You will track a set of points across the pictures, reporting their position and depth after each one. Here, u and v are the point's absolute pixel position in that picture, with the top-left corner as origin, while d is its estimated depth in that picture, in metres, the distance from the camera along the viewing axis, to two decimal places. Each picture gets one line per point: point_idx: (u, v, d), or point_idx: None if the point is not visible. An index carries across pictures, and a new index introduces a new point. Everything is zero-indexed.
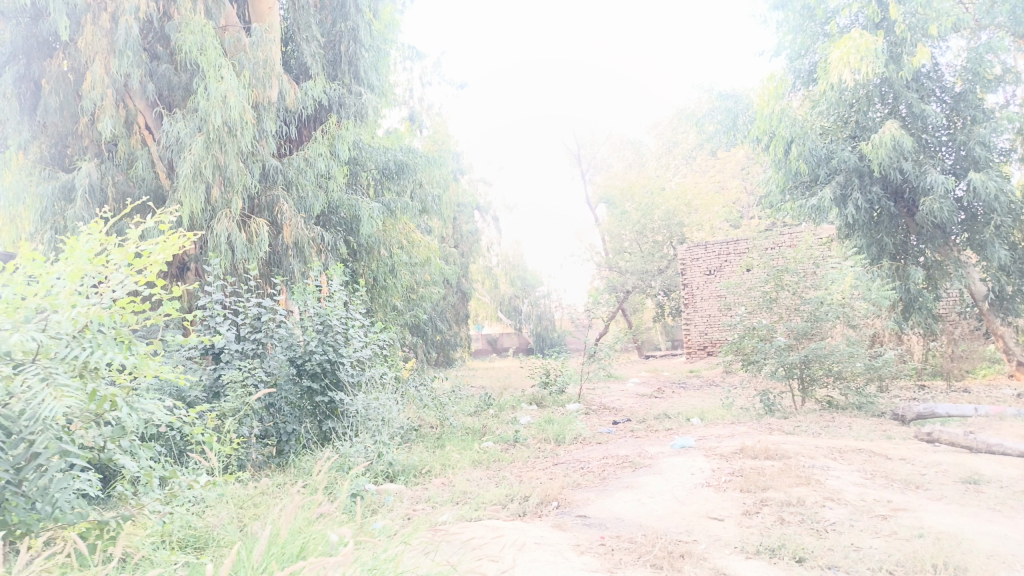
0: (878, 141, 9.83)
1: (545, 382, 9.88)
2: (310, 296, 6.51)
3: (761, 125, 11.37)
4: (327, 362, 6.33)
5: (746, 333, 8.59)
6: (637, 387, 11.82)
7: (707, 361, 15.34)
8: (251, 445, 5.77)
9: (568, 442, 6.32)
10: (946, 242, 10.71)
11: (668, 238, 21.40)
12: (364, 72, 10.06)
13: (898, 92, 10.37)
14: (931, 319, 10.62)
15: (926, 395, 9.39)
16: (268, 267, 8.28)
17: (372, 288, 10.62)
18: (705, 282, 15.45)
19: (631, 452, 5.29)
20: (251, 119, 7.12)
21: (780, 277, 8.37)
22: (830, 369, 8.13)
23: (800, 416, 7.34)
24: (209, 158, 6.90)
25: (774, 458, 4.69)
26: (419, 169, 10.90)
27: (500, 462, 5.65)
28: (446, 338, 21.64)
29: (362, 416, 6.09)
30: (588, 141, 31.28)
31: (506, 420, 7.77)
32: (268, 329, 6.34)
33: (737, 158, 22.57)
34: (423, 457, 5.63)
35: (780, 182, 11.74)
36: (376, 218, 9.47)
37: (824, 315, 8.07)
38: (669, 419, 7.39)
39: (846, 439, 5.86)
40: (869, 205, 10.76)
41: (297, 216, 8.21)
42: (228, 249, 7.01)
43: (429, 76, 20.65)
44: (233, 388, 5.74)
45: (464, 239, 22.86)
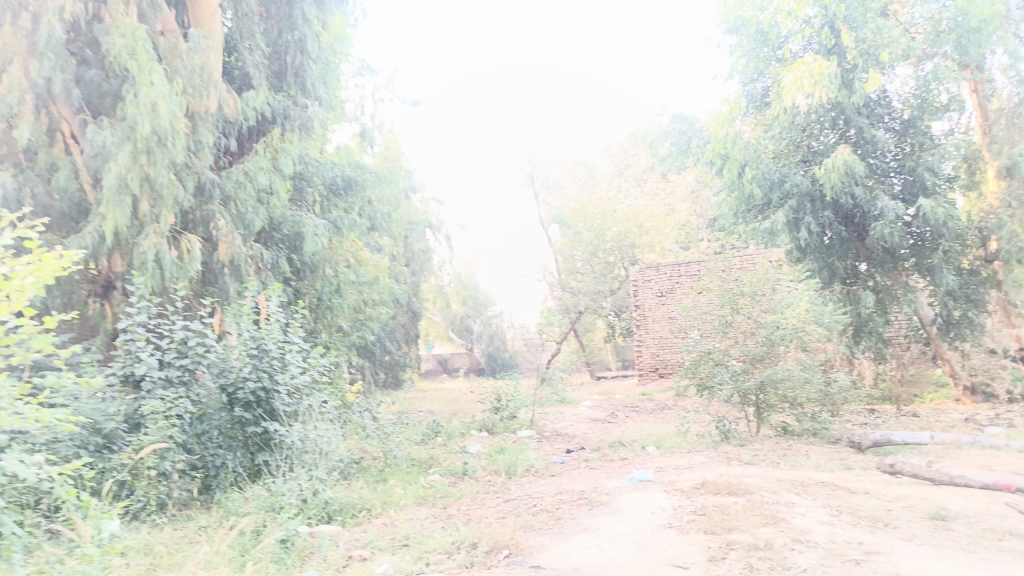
0: (830, 165, 9.89)
1: (495, 408, 9.53)
2: (244, 319, 6.05)
3: (715, 148, 11.47)
4: (262, 391, 5.89)
5: (701, 358, 8.37)
6: (590, 411, 11.57)
7: (659, 383, 15.23)
8: (173, 481, 5.33)
9: (519, 474, 5.99)
10: (896, 266, 10.85)
11: (619, 259, 21.38)
12: (311, 85, 9.71)
13: (849, 118, 10.42)
14: (881, 344, 10.79)
15: (878, 420, 9.35)
16: (202, 287, 7.79)
17: (317, 308, 10.20)
18: (657, 304, 15.32)
19: (587, 487, 4.98)
20: (183, 128, 6.62)
21: (736, 300, 8.19)
22: (785, 395, 8.00)
23: (757, 444, 7.17)
24: (135, 170, 6.41)
25: (737, 494, 4.44)
26: (368, 185, 10.55)
27: (447, 498, 5.29)
28: (395, 358, 21.14)
29: (297, 449, 5.67)
30: (542, 161, 31.31)
31: (454, 450, 7.39)
32: (197, 355, 5.87)
33: (687, 182, 22.79)
34: (363, 494, 5.23)
35: (732, 205, 11.76)
36: (321, 236, 9.07)
37: (779, 340, 7.93)
38: (625, 448, 7.13)
39: (806, 470, 5.66)
40: (821, 229, 10.80)
41: (234, 233, 7.74)
42: (155, 267, 6.52)
43: (381, 93, 20.30)
44: (155, 419, 5.27)
45: (415, 258, 22.43)
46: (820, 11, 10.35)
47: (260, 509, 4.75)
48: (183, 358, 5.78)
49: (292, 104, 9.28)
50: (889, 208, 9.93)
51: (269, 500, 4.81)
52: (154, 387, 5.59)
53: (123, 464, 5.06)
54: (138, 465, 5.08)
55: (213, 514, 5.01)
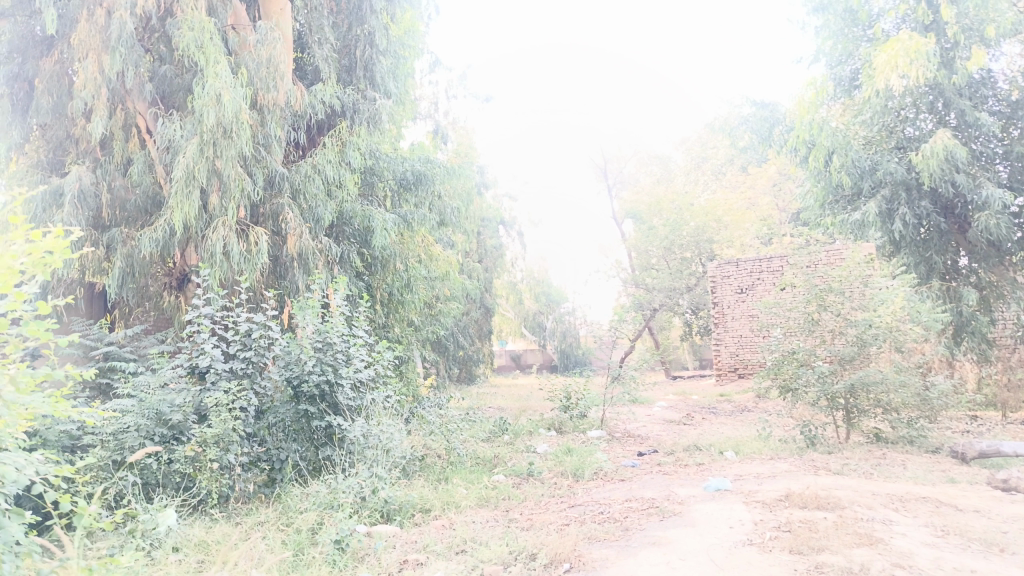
0: (929, 151, 9.14)
1: (565, 406, 9.24)
2: (309, 312, 5.98)
3: (799, 134, 10.72)
4: (326, 384, 5.80)
5: (784, 358, 7.90)
6: (664, 412, 11.14)
7: (738, 384, 14.60)
8: (237, 475, 5.31)
9: (587, 478, 5.68)
10: (1001, 261, 10.03)
11: (697, 255, 20.70)
12: (380, 78, 9.64)
13: (949, 100, 9.63)
14: (986, 345, 9.90)
15: (982, 428, 8.58)
16: (274, 280, 7.82)
17: (388, 302, 10.18)
18: (737, 301, 14.68)
19: (658, 495, 4.64)
20: (248, 119, 6.56)
21: (823, 296, 7.67)
22: (878, 399, 7.37)
23: (847, 451, 6.65)
24: (203, 163, 6.42)
25: (826, 508, 4.02)
26: (437, 179, 10.39)
27: (509, 501, 5.05)
28: (468, 353, 21.11)
29: (360, 444, 5.56)
30: (615, 155, 30.72)
31: (521, 449, 7.15)
32: (260, 347, 5.82)
33: (769, 174, 21.90)
34: (424, 493, 5.04)
35: (819, 196, 11.11)
36: (390, 230, 8.94)
37: (871, 339, 7.34)
38: (701, 453, 6.72)
39: (904, 482, 5.14)
40: (917, 220, 10.05)
41: (303, 226, 7.72)
42: (223, 259, 6.54)
43: (454, 89, 20.25)
44: (217, 412, 5.22)
45: (489, 254, 22.32)
46: None
47: (318, 506, 4.60)
48: (246, 351, 5.73)
49: (361, 97, 9.21)
50: (995, 196, 9.07)
51: (328, 497, 4.66)
52: (219, 379, 5.56)
53: (186, 456, 5.03)
54: (202, 458, 5.05)
55: (274, 507, 4.94)
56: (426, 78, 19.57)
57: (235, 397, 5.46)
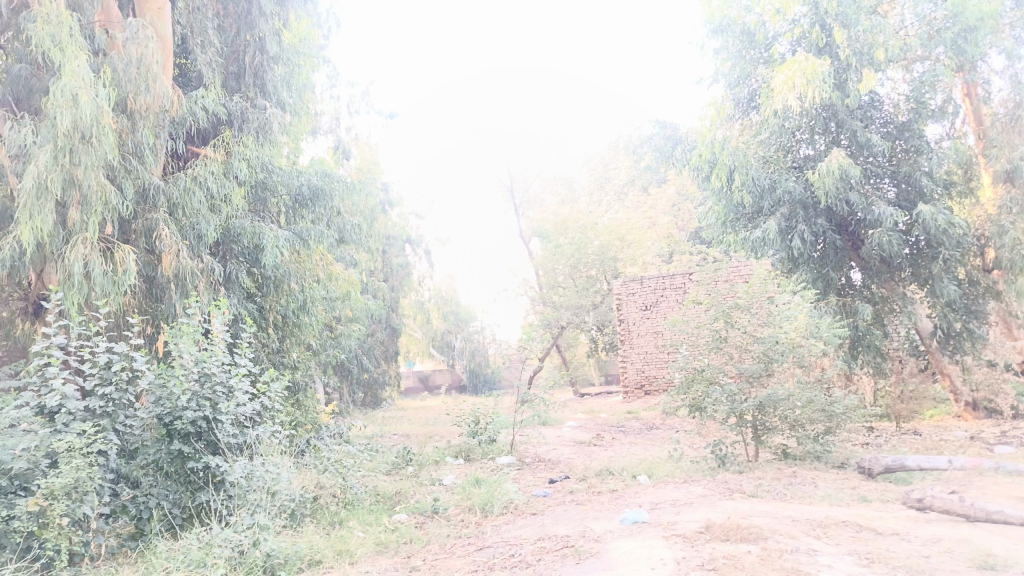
0: (825, 169, 9.39)
1: (473, 432, 8.81)
2: (185, 339, 5.31)
3: (702, 153, 10.97)
4: (202, 422, 5.18)
5: (694, 377, 7.76)
6: (574, 433, 10.91)
7: (645, 401, 14.61)
8: (95, 531, 4.62)
9: (496, 513, 5.28)
10: (892, 276, 10.36)
11: (602, 273, 20.80)
12: (272, 86, 9.01)
13: (842, 121, 9.99)
14: (880, 358, 10.31)
15: (880, 440, 8.77)
16: (147, 303, 7.09)
17: (283, 325, 9.53)
18: (642, 318, 14.69)
19: (572, 532, 4.30)
20: (110, 122, 5.83)
21: (730, 314, 7.59)
22: (784, 415, 7.36)
23: (758, 471, 6.56)
24: (58, 172, 5.66)
25: (749, 541, 3.78)
26: (336, 195, 9.80)
27: (411, 545, 4.60)
28: (374, 376, 20.41)
29: (242, 487, 4.95)
30: (521, 175, 30.79)
31: (425, 483, 6.67)
32: (123, 381, 5.09)
33: (668, 194, 22.41)
34: (314, 541, 4.51)
35: (721, 214, 11.29)
36: (282, 247, 8.27)
37: (777, 356, 7.33)
38: (613, 478, 6.48)
39: (820, 505, 5.00)
40: (814, 237, 10.28)
41: (181, 244, 7.01)
42: (82, 281, 5.79)
43: (356, 105, 19.61)
44: (69, 459, 4.45)
45: (394, 273, 21.68)
46: (808, 9, 9.91)
47: (187, 565, 4.03)
48: (106, 386, 5.00)
49: (250, 106, 8.60)
50: (888, 214, 9.40)
51: (200, 555, 4.10)
52: (72, 419, 4.79)
53: (28, 512, 4.22)
54: (48, 513, 4.26)
55: (138, 566, 4.24)
56: (327, 92, 18.87)
57: (92, 439, 4.71)
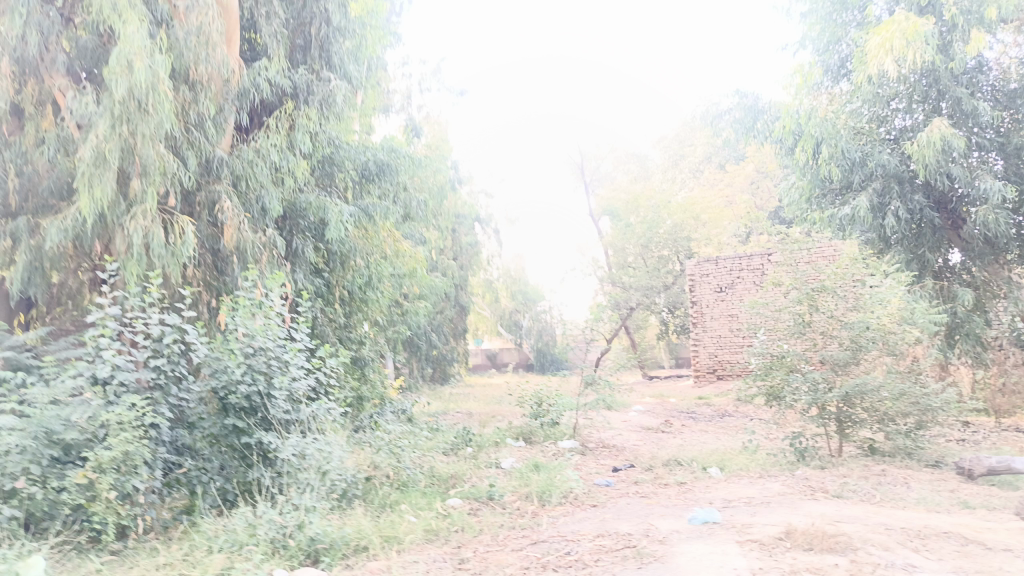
0: (925, 140, 8.57)
1: (535, 414, 8.51)
2: (239, 312, 5.18)
3: (786, 125, 10.29)
4: (256, 396, 5.07)
5: (774, 364, 7.23)
6: (641, 418, 10.51)
7: (717, 387, 14.03)
8: (148, 504, 4.57)
9: (555, 503, 4.96)
10: (996, 259, 9.62)
11: (674, 253, 20.07)
12: (337, 58, 8.84)
13: (945, 88, 9.09)
14: (981, 347, 9.40)
15: (977, 437, 8.02)
16: (212, 276, 7.03)
17: (349, 301, 9.45)
18: (716, 300, 14.06)
19: (636, 530, 3.95)
20: (167, 89, 5.72)
21: (816, 296, 6.99)
22: (874, 409, 6.73)
23: (844, 467, 6.04)
24: (116, 140, 5.61)
25: (837, 552, 3.34)
26: (401, 170, 9.57)
27: (462, 534, 4.34)
28: (441, 353, 20.40)
29: (292, 464, 4.80)
30: (592, 153, 30.11)
31: (483, 466, 6.40)
32: (176, 353, 5.00)
33: (746, 172, 21.42)
34: (361, 525, 4.29)
35: (805, 189, 10.57)
36: (345, 222, 8.07)
37: (867, 345, 6.72)
38: (682, 469, 6.07)
39: (916, 510, 4.49)
40: (910, 215, 9.52)
41: (242, 217, 6.90)
42: (141, 251, 5.75)
43: (427, 81, 19.39)
44: (119, 432, 4.38)
45: (463, 251, 21.49)
46: None
47: (230, 546, 3.91)
48: (158, 358, 4.90)
49: (315, 78, 8.46)
50: (995, 189, 8.55)
51: (244, 536, 4.00)
52: (125, 390, 4.72)
53: (77, 484, 4.20)
54: (97, 485, 4.21)
55: (184, 544, 4.14)
56: (397, 69, 18.74)
57: (143, 412, 4.64)
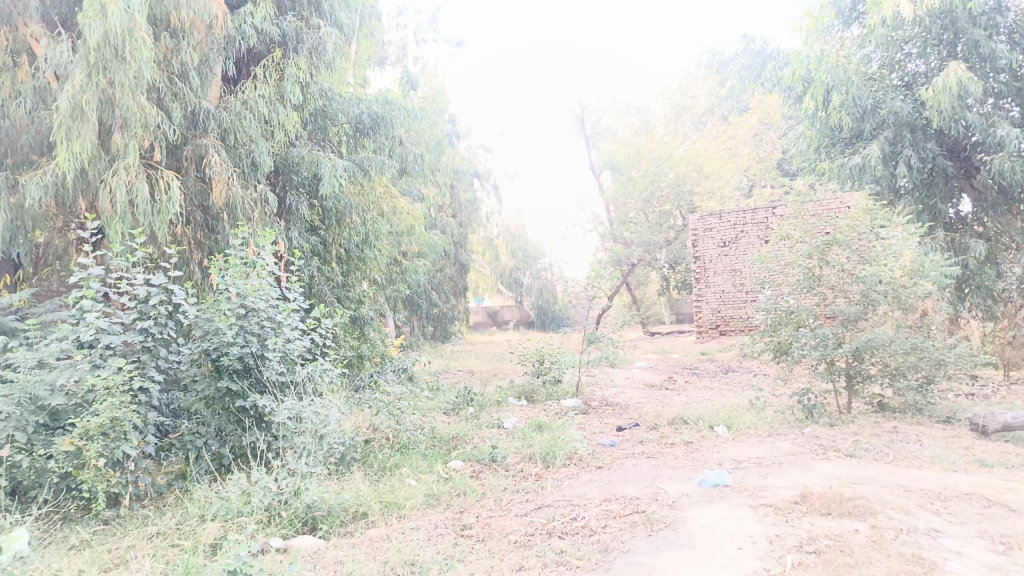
0: (941, 85, 8.26)
1: (537, 372, 8.36)
2: (228, 271, 4.96)
3: (796, 71, 10.11)
4: (249, 358, 4.89)
5: (782, 320, 7.06)
6: (645, 375, 10.39)
7: (720, 342, 13.91)
8: (140, 470, 4.44)
9: (559, 465, 4.83)
10: (1010, 209, 9.30)
11: (676, 208, 19.77)
12: (328, 5, 8.43)
13: (962, 29, 8.77)
14: (992, 301, 9.31)
15: (986, 391, 7.89)
16: (203, 234, 6.80)
17: (347, 259, 9.23)
18: (720, 255, 13.85)
19: (644, 494, 3.81)
20: (144, 35, 5.41)
21: (827, 249, 6.79)
22: (885, 363, 6.58)
23: (853, 424, 5.90)
24: (93, 91, 5.32)
25: (856, 517, 3.19)
26: (397, 123, 9.23)
27: (463, 498, 4.21)
28: (442, 311, 20.25)
29: (288, 428, 4.64)
30: (593, 106, 29.53)
31: (484, 426, 6.28)
32: (164, 315, 4.81)
33: (750, 124, 20.96)
34: (359, 490, 4.15)
35: (813, 139, 10.33)
36: (340, 178, 7.78)
37: (879, 299, 6.52)
38: (688, 428, 5.95)
39: (933, 470, 4.34)
40: (922, 164, 9.29)
41: (231, 172, 6.63)
42: (126, 210, 5.51)
43: (424, 33, 18.83)
44: (106, 397, 4.21)
45: (462, 208, 21.17)
46: None
47: (224, 514, 3.77)
48: (145, 321, 4.71)
49: (304, 26, 8.11)
50: (1013, 136, 8.32)
51: (238, 503, 3.84)
52: (111, 354, 4.54)
53: (64, 452, 4.04)
54: (84, 453, 4.06)
55: (177, 513, 4.00)
56: (392, 20, 18.21)
57: (131, 376, 4.46)
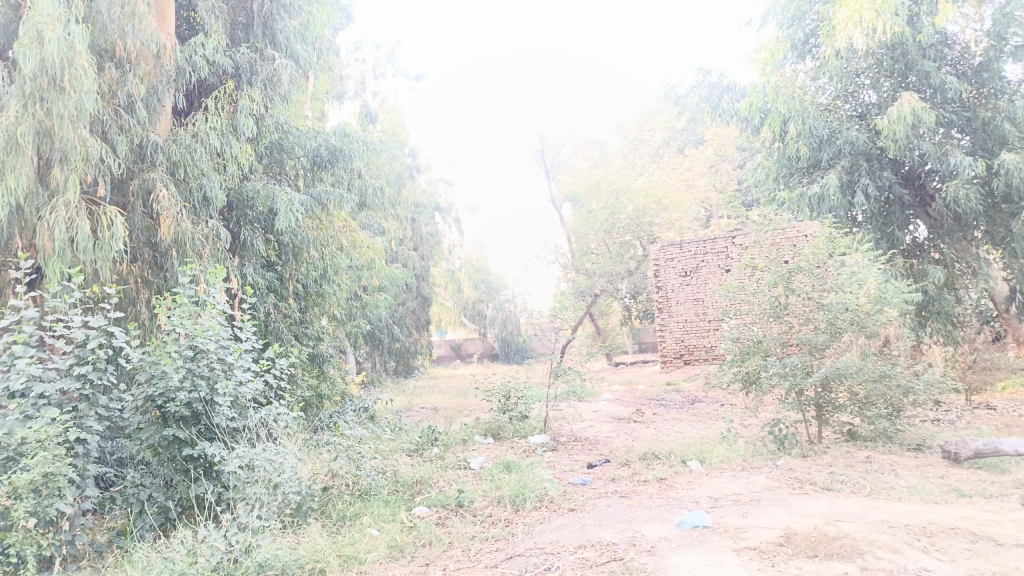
0: (896, 115, 8.40)
1: (503, 408, 8.15)
2: (175, 311, 4.67)
3: (753, 102, 10.26)
4: (198, 403, 4.59)
5: (750, 349, 6.98)
6: (612, 407, 10.22)
7: (685, 372, 13.85)
8: (77, 529, 4.08)
9: (529, 508, 4.61)
10: (965, 236, 9.48)
11: (636, 238, 19.84)
12: (283, 36, 8.26)
13: (912, 62, 9.00)
14: (951, 325, 9.40)
15: (951, 417, 7.90)
16: (151, 273, 6.48)
17: (305, 295, 8.94)
18: (681, 284, 13.84)
19: (620, 540, 3.61)
20: (86, 64, 5.19)
21: (791, 276, 6.74)
22: (853, 391, 6.52)
23: (826, 455, 5.80)
24: (29, 122, 5.03)
25: (843, 559, 3.03)
26: (355, 156, 9.03)
27: (429, 549, 3.96)
28: (405, 345, 19.89)
29: (239, 478, 4.34)
30: (552, 139, 29.76)
31: (450, 467, 6.03)
32: (104, 359, 4.48)
33: (706, 155, 21.25)
34: (317, 545, 3.87)
35: (772, 169, 10.45)
36: (297, 212, 7.51)
37: (845, 326, 6.47)
38: (660, 463, 5.78)
39: (913, 502, 4.23)
40: (879, 192, 9.44)
41: (181, 207, 6.35)
42: (65, 247, 5.19)
43: (382, 68, 18.76)
44: (39, 450, 3.86)
45: (424, 241, 20.95)
46: None
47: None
48: (84, 366, 4.37)
49: (258, 57, 7.92)
50: (965, 164, 8.47)
51: (183, 564, 3.50)
52: (46, 403, 4.20)
53: None
54: (12, 514, 3.70)
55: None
56: (350, 55, 18.13)
57: (67, 427, 4.12)
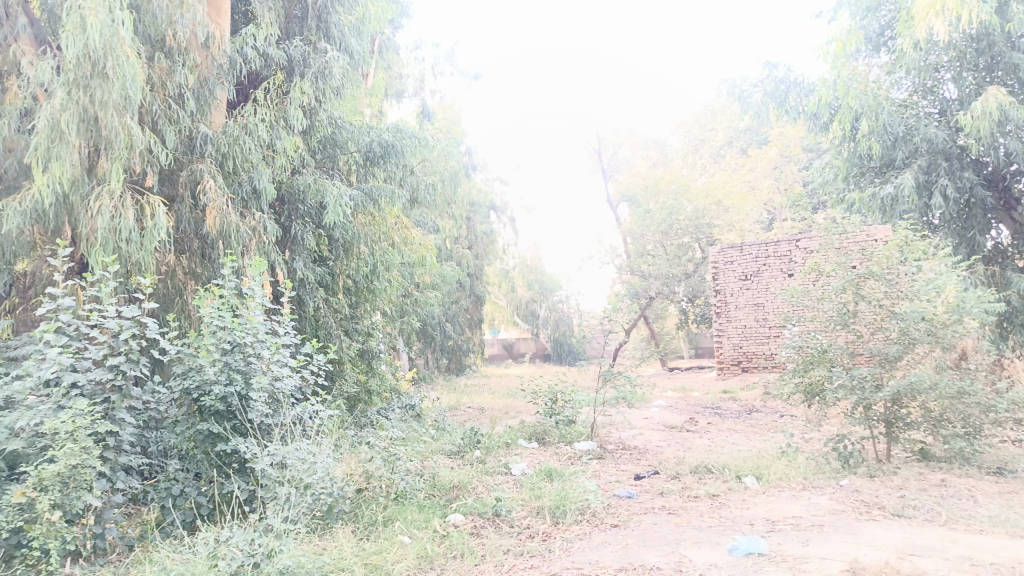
0: (980, 110, 7.80)
1: (550, 411, 7.87)
2: (211, 304, 4.55)
3: (823, 97, 9.70)
4: (232, 399, 4.45)
5: (814, 359, 6.54)
6: (664, 414, 9.85)
7: (743, 379, 13.30)
8: (107, 524, 3.99)
9: (570, 521, 4.33)
10: None
11: (695, 240, 19.32)
12: (336, 29, 8.17)
13: (999, 54, 8.40)
14: None
15: None
16: (198, 264, 6.44)
17: (354, 291, 8.82)
18: (741, 288, 13.31)
19: (664, 564, 3.31)
20: (131, 53, 5.17)
21: (862, 282, 6.30)
22: (927, 408, 6.02)
23: (896, 476, 5.35)
24: (73, 110, 5.03)
25: None
26: (407, 151, 8.90)
27: (460, 562, 3.73)
28: (457, 343, 19.80)
29: (270, 477, 4.19)
30: (610, 138, 29.33)
31: (491, 472, 5.80)
32: (138, 351, 4.38)
33: (769, 155, 20.56)
34: (342, 551, 3.68)
35: (841, 169, 9.91)
36: (345, 206, 7.33)
37: (920, 336, 5.95)
38: (713, 478, 5.43)
39: (998, 535, 3.80)
40: (960, 194, 8.86)
41: (227, 199, 6.28)
42: (108, 237, 5.15)
43: (441, 66, 18.70)
44: (66, 441, 3.77)
45: (478, 240, 20.81)
46: None
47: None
48: (118, 357, 4.28)
49: (310, 50, 7.83)
50: None
51: (202, 568, 3.31)
52: (79, 394, 4.11)
53: (15, 504, 3.60)
54: (37, 506, 3.60)
55: None
56: (409, 52, 18.12)
57: (98, 419, 4.02)
